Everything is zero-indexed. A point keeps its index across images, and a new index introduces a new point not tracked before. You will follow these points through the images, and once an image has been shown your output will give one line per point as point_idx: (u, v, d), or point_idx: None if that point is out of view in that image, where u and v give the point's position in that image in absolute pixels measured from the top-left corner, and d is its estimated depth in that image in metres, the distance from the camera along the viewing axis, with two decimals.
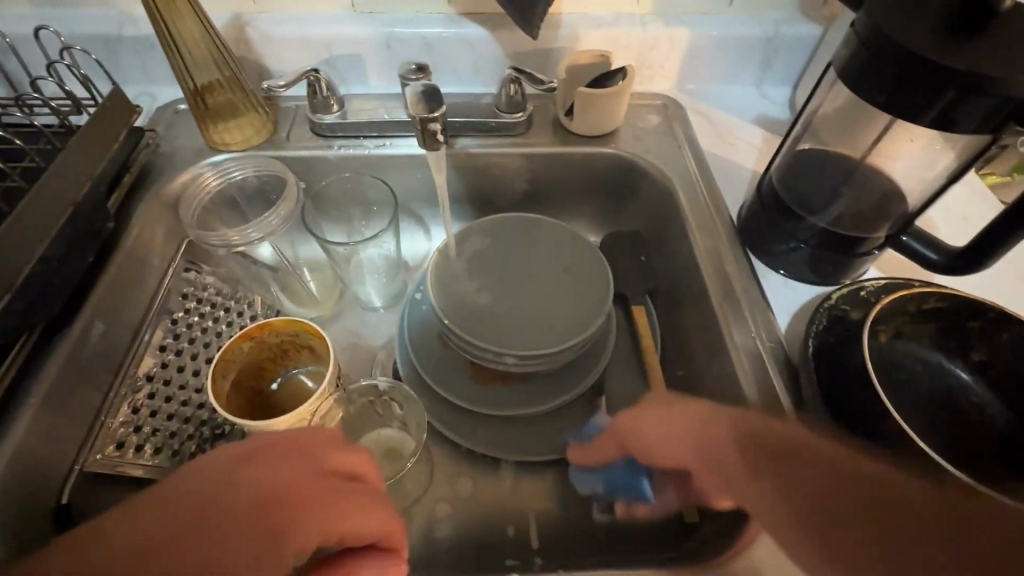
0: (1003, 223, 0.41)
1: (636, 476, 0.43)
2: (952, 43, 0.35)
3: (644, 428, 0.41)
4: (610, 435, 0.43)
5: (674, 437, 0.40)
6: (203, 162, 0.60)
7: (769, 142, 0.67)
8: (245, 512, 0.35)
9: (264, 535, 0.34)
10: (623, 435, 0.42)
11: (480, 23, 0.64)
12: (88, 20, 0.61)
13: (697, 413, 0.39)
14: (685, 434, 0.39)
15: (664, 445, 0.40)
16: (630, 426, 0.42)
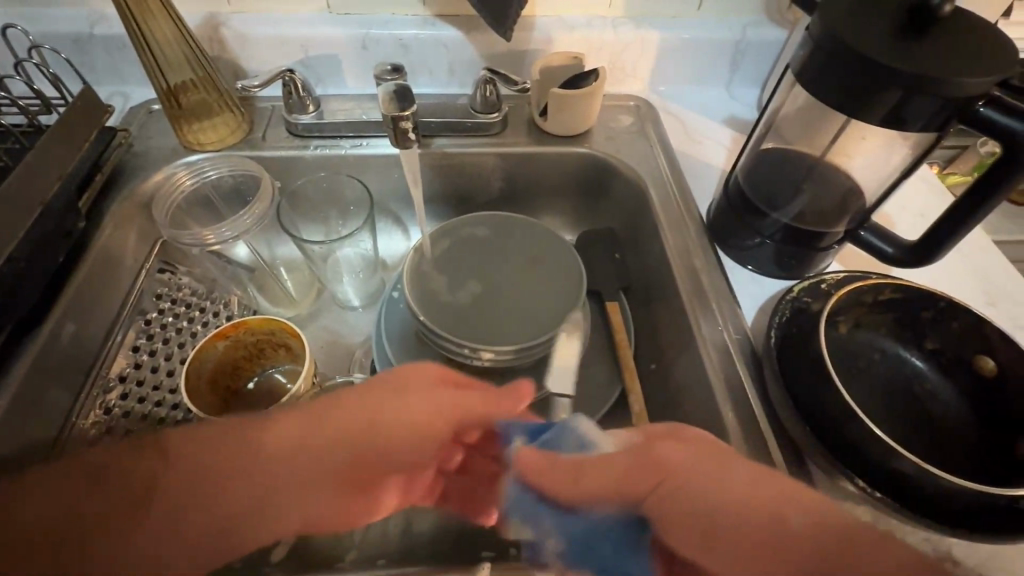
0: (955, 212, 0.43)
1: (636, 562, 0.34)
2: (898, 46, 0.37)
3: (675, 483, 0.32)
4: (621, 475, 0.33)
5: (699, 495, 0.31)
6: (177, 162, 0.60)
7: (737, 142, 0.69)
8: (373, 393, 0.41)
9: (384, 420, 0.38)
10: (645, 475, 0.33)
11: (455, 24, 0.65)
12: (58, 19, 0.61)
13: (735, 479, 0.31)
14: (716, 504, 0.31)
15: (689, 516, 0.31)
16: (657, 466, 0.33)
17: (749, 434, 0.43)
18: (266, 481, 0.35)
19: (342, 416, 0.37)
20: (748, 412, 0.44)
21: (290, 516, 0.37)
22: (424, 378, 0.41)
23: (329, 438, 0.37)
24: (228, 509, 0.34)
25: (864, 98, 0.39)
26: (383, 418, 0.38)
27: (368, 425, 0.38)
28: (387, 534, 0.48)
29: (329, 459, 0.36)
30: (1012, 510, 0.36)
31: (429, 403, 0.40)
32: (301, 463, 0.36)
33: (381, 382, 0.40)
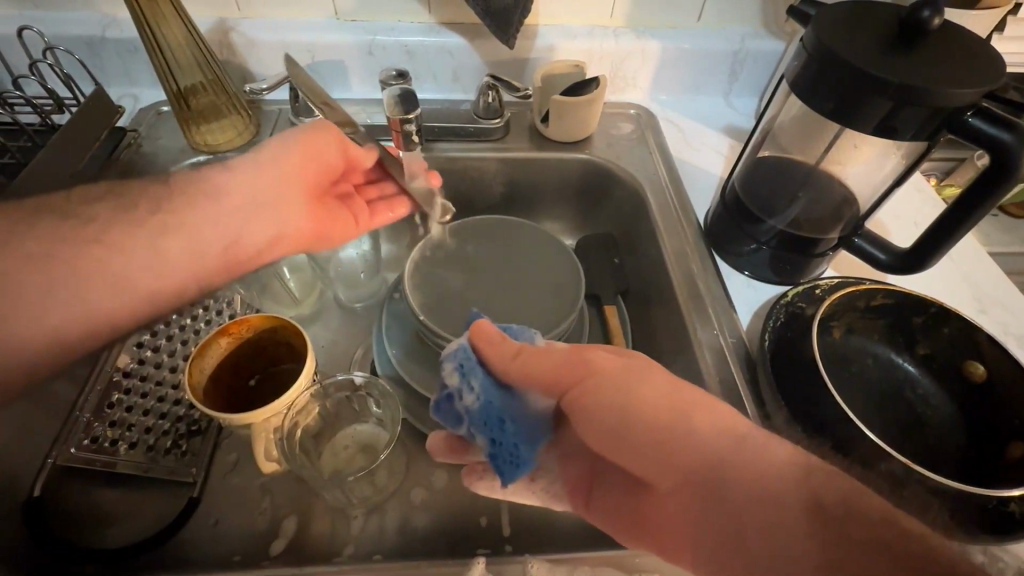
0: (954, 214, 0.43)
1: (528, 450, 0.37)
2: (889, 58, 0.38)
3: (593, 379, 0.37)
4: (558, 365, 0.37)
5: (620, 401, 0.36)
6: (184, 163, 0.61)
7: (735, 150, 0.70)
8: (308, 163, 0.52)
9: (322, 167, 0.53)
10: (581, 372, 0.37)
11: (459, 32, 0.66)
12: (70, 22, 0.62)
13: (658, 388, 0.36)
14: (624, 410, 0.36)
15: (603, 409, 0.36)
16: (579, 365, 0.37)
17: None
18: (260, 195, 0.49)
19: (284, 160, 0.50)
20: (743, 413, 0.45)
21: (277, 223, 0.51)
22: (334, 140, 0.53)
23: (269, 170, 0.50)
24: (208, 216, 0.47)
25: (857, 107, 0.40)
26: (303, 153, 0.51)
27: (295, 155, 0.51)
28: (385, 533, 0.48)
29: (282, 177, 0.50)
30: (1000, 514, 0.36)
31: (318, 140, 0.51)
32: (269, 180, 0.49)
33: (290, 143, 0.50)
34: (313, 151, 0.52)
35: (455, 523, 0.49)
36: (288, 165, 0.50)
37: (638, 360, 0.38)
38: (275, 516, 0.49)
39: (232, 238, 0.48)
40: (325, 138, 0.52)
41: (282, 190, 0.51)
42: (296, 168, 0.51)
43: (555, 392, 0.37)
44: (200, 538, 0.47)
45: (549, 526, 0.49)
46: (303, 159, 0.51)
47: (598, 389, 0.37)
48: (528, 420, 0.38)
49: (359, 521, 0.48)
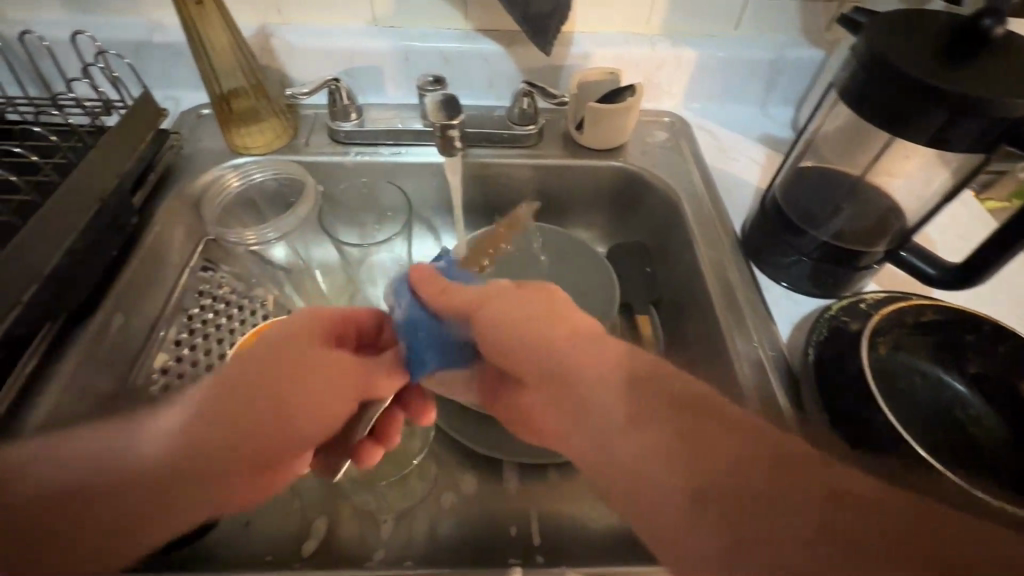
0: (1016, 226, 0.41)
1: (436, 357, 0.43)
2: (947, 69, 0.37)
3: (488, 307, 0.39)
4: (471, 295, 0.40)
5: (515, 314, 0.39)
6: (224, 164, 0.62)
7: (772, 160, 0.69)
8: (283, 389, 0.41)
9: (308, 382, 0.42)
10: (547, 319, 0.38)
11: (495, 39, 0.67)
12: (119, 27, 0.64)
13: (545, 328, 0.38)
14: (542, 335, 0.38)
15: (510, 333, 0.38)
16: (491, 288, 0.40)
17: None
18: (239, 406, 0.39)
19: (265, 392, 0.40)
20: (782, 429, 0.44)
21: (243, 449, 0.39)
22: (326, 352, 0.44)
23: (238, 393, 0.39)
24: (142, 469, 0.35)
25: (909, 117, 0.39)
26: (295, 369, 0.42)
27: (299, 353, 0.42)
28: (413, 538, 0.48)
29: (259, 404, 0.39)
30: None
31: (329, 327, 0.45)
32: (266, 386, 0.40)
33: (284, 352, 0.42)
34: (303, 369, 0.42)
35: (484, 531, 0.49)
36: (263, 387, 0.40)
37: (558, 297, 0.40)
38: (305, 517, 0.49)
39: (189, 459, 0.36)
40: (310, 360, 0.43)
41: (274, 405, 0.40)
42: (266, 395, 0.40)
43: (462, 318, 0.40)
44: (233, 537, 0.47)
45: (581, 537, 0.48)
46: (286, 378, 0.41)
47: (481, 318, 0.39)
48: (425, 337, 0.42)
49: (388, 525, 0.48)
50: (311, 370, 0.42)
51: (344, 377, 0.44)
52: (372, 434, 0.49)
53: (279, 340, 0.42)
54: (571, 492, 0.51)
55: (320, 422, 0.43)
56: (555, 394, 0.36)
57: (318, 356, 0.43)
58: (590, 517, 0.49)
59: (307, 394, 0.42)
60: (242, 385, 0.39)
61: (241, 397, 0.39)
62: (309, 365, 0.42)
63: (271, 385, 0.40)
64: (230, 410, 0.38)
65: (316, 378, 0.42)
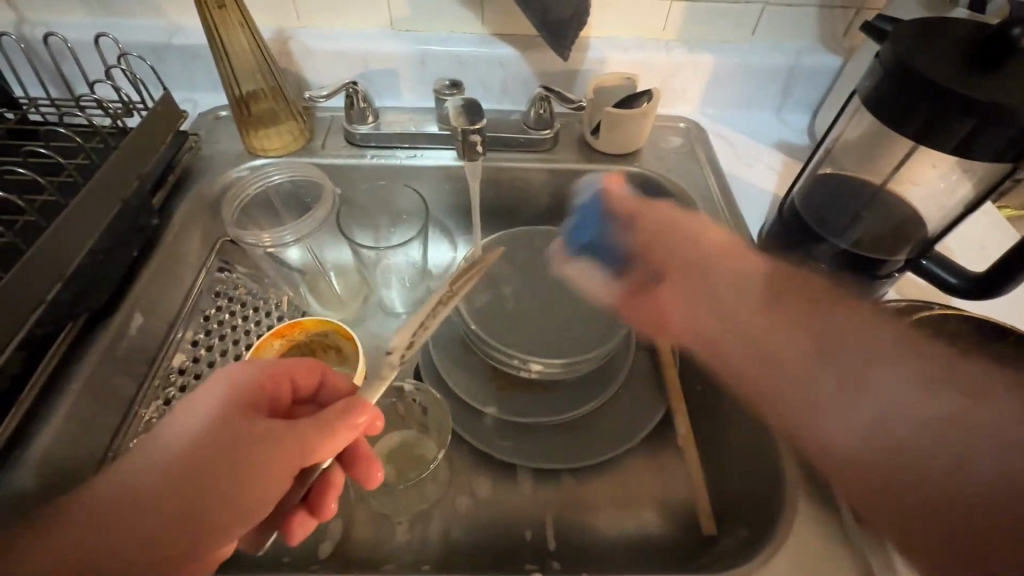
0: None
1: (608, 257, 0.56)
2: (974, 78, 0.37)
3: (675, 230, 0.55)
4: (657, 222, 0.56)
5: (690, 252, 0.54)
6: (242, 166, 0.62)
7: (789, 166, 0.69)
8: (189, 469, 0.37)
9: (220, 455, 0.38)
10: (664, 232, 0.55)
11: (511, 44, 0.67)
12: (139, 30, 0.64)
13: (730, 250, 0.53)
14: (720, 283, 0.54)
15: (677, 227, 0.54)
16: (663, 219, 0.55)
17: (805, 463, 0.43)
18: (144, 507, 0.36)
19: (167, 469, 0.37)
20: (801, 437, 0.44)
21: (152, 554, 0.35)
22: (242, 418, 0.40)
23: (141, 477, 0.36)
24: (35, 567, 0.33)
25: (935, 126, 0.39)
26: (202, 443, 0.38)
27: (213, 432, 0.39)
28: (428, 542, 0.48)
29: (157, 489, 0.36)
30: None
31: (250, 396, 0.43)
32: (174, 481, 0.37)
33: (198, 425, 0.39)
34: (211, 441, 0.38)
35: (500, 537, 0.49)
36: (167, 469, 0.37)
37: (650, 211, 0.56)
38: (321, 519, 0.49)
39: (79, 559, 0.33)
40: (224, 428, 0.39)
41: (183, 500, 0.36)
42: (170, 476, 0.37)
43: (630, 220, 0.55)
44: None
45: (596, 543, 0.48)
46: (195, 456, 0.38)
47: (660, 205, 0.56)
48: (607, 241, 0.56)
49: (405, 528, 0.48)
50: (222, 439, 0.39)
51: (257, 448, 0.39)
52: (307, 503, 0.44)
53: (189, 421, 0.39)
54: (586, 498, 0.51)
55: (237, 500, 0.38)
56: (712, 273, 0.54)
57: (234, 425, 0.40)
58: (606, 524, 0.49)
59: (216, 470, 0.38)
60: (143, 471, 0.37)
61: (144, 483, 0.36)
62: (221, 434, 0.39)
63: (177, 465, 0.37)
64: (130, 496, 0.36)
65: (230, 452, 0.38)
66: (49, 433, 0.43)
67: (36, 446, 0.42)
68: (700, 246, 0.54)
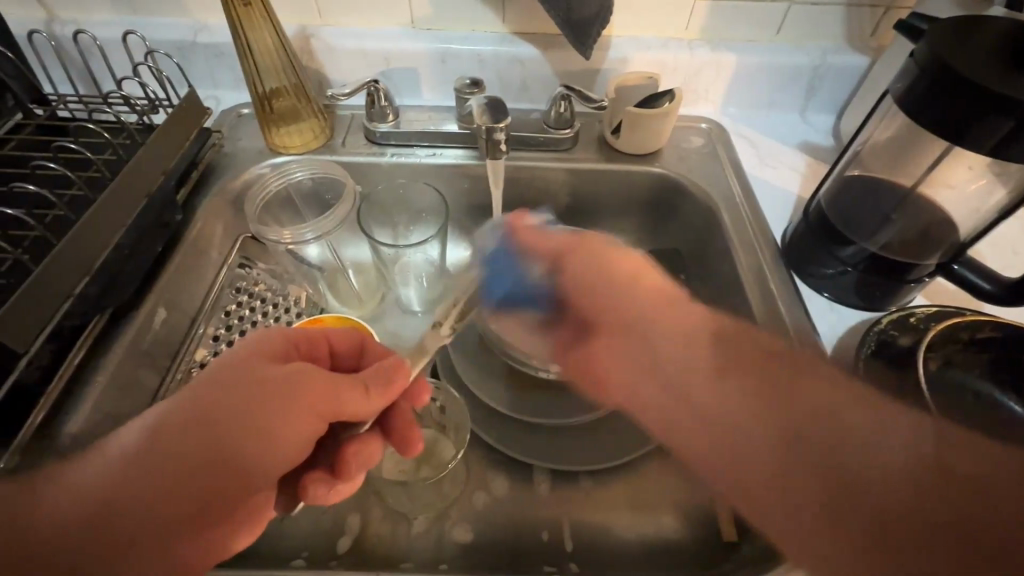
0: None
1: (538, 303, 0.50)
2: (1016, 78, 0.36)
3: (605, 288, 0.46)
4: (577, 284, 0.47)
5: (606, 271, 0.46)
6: (264, 162, 0.63)
7: (812, 168, 0.67)
8: (225, 410, 0.38)
9: (254, 396, 0.39)
10: (623, 283, 0.46)
11: (533, 43, 0.66)
12: (166, 27, 0.65)
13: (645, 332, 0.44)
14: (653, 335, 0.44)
15: (608, 306, 0.46)
16: (569, 262, 0.47)
17: None
18: (174, 445, 0.36)
19: (202, 407, 0.37)
20: None
21: (181, 494, 0.35)
22: (270, 362, 0.42)
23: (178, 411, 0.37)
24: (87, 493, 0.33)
25: (970, 127, 0.38)
26: (234, 384, 0.39)
27: (250, 372, 0.40)
28: (445, 540, 0.48)
29: (198, 421, 0.37)
30: None
31: (284, 351, 0.44)
32: (208, 419, 0.37)
33: (228, 366, 0.40)
34: (244, 379, 0.40)
35: (517, 537, 0.48)
36: (200, 407, 0.37)
37: (592, 241, 0.47)
38: (338, 514, 0.49)
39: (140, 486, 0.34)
40: (256, 372, 0.40)
41: (214, 439, 0.37)
42: (208, 413, 0.37)
43: (555, 264, 0.47)
44: (266, 532, 0.48)
45: (613, 546, 0.48)
46: (228, 394, 0.38)
47: (591, 262, 0.46)
48: (528, 285, 0.48)
49: (422, 527, 0.48)
50: (253, 381, 0.40)
51: (290, 388, 0.40)
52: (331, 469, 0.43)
53: (226, 365, 0.40)
54: (604, 501, 0.50)
55: (280, 437, 0.39)
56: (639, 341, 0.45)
57: (264, 369, 0.41)
58: (623, 527, 0.49)
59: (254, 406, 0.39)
60: (181, 407, 0.37)
61: (181, 417, 0.37)
62: (253, 375, 0.40)
63: (213, 404, 0.38)
64: (170, 431, 0.36)
65: (266, 393, 0.39)
66: (74, 422, 0.43)
67: (64, 436, 0.42)
68: (633, 319, 0.45)
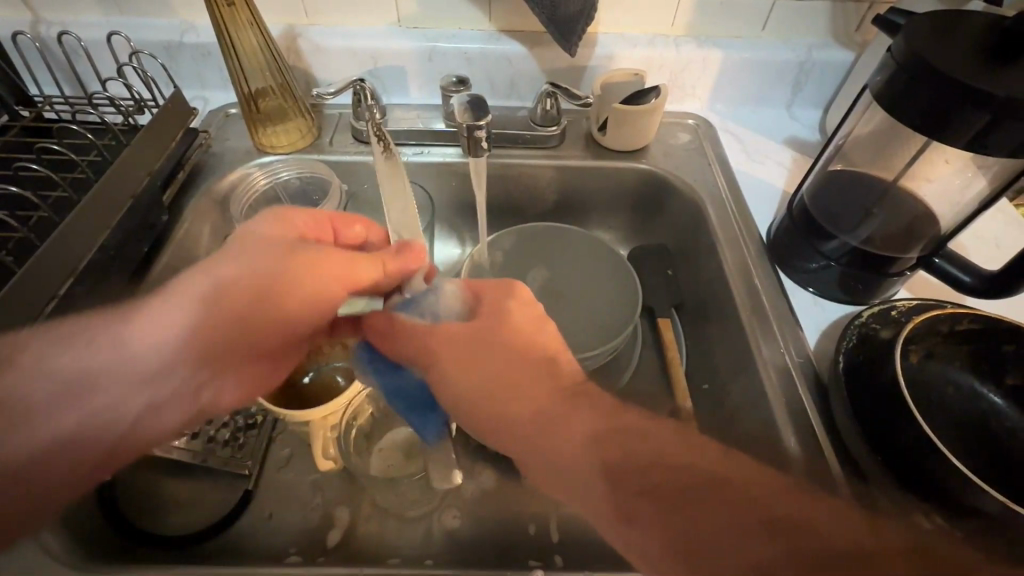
0: None
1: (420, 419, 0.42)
2: (988, 72, 0.36)
3: (444, 354, 0.38)
4: (424, 339, 0.39)
5: (473, 376, 0.36)
6: (251, 163, 0.63)
7: (799, 162, 0.68)
8: (287, 299, 0.43)
9: (313, 287, 0.43)
10: (516, 353, 0.37)
11: (519, 41, 0.67)
12: (152, 28, 0.65)
13: (477, 375, 0.36)
14: (473, 377, 0.36)
15: (491, 408, 0.36)
16: (436, 347, 0.38)
17: (813, 461, 0.43)
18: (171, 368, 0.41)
19: (268, 289, 0.42)
20: (809, 435, 0.44)
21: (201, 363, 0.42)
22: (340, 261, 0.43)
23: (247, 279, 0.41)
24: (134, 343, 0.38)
25: (948, 120, 0.38)
26: (303, 264, 0.43)
27: (313, 271, 0.43)
28: (431, 536, 0.48)
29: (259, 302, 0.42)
30: None
31: (327, 306, 0.44)
32: (265, 301, 0.42)
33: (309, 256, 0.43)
34: (316, 269, 0.43)
35: (504, 531, 0.49)
36: (264, 288, 0.42)
37: (406, 327, 0.40)
38: (327, 510, 0.50)
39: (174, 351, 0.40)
40: (321, 269, 0.43)
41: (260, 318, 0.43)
42: (273, 289, 0.42)
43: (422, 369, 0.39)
44: (257, 528, 0.48)
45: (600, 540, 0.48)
46: (296, 287, 0.43)
47: (446, 377, 0.37)
48: (412, 396, 0.41)
49: (410, 523, 0.49)
50: (326, 265, 0.43)
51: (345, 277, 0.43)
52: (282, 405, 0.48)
53: (306, 259, 0.43)
54: None
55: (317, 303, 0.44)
56: (477, 400, 0.36)
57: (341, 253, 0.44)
58: None
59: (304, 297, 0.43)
60: (251, 277, 0.41)
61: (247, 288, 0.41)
62: (319, 267, 0.43)
63: (276, 290, 0.42)
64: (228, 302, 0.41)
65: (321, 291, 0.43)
66: None
67: None
68: (517, 388, 0.35)
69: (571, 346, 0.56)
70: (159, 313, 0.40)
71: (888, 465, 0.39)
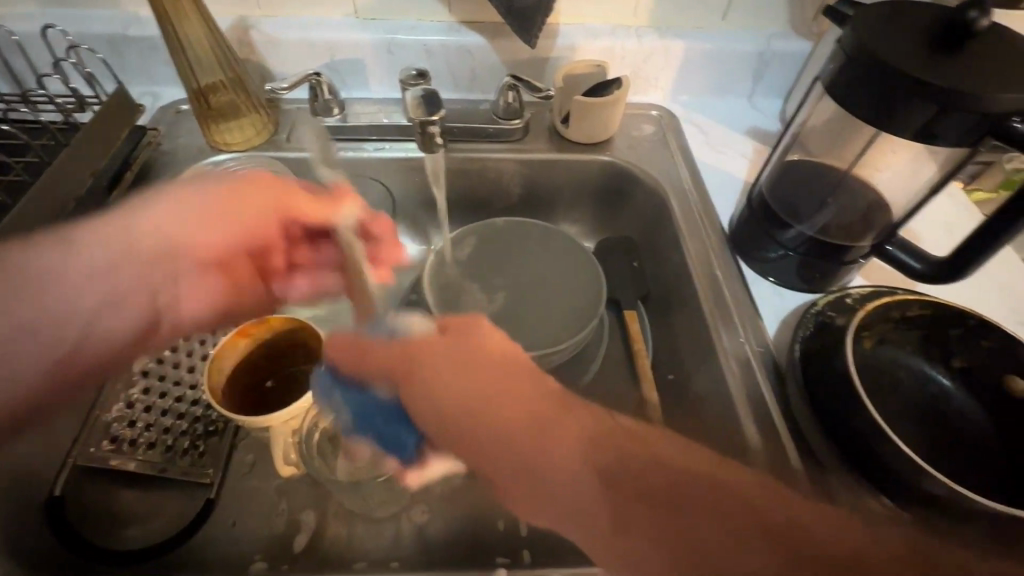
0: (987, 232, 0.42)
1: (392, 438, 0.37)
2: (931, 64, 0.37)
3: (421, 365, 0.36)
4: (396, 347, 0.37)
5: (445, 383, 0.35)
6: (205, 162, 0.61)
7: (760, 153, 0.69)
8: (201, 251, 0.44)
9: (226, 237, 0.45)
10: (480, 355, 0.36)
11: (480, 32, 0.65)
12: (94, 21, 0.62)
13: (439, 369, 0.35)
14: (443, 386, 0.35)
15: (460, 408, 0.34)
16: (416, 360, 0.36)
17: (773, 448, 0.43)
18: (98, 314, 0.41)
19: (188, 237, 0.43)
20: (770, 423, 0.45)
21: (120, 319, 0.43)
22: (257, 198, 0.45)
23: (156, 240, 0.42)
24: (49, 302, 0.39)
25: (894, 112, 0.39)
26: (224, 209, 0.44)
27: (230, 220, 0.45)
28: (400, 538, 0.48)
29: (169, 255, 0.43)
30: None
31: (246, 241, 0.46)
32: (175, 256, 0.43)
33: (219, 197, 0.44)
34: (235, 217, 0.45)
35: (472, 530, 0.49)
36: (176, 243, 0.43)
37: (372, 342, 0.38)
38: (292, 516, 0.49)
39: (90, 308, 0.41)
40: (239, 212, 0.45)
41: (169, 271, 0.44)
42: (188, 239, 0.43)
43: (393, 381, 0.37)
44: (220, 537, 0.47)
45: None
46: (210, 234, 0.44)
47: (422, 378, 0.36)
48: (379, 411, 0.37)
49: (378, 526, 0.48)
50: (234, 219, 0.45)
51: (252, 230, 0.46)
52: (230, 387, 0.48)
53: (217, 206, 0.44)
54: None
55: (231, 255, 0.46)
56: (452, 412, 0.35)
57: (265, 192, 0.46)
58: None
59: (219, 241, 0.45)
60: (166, 228, 0.42)
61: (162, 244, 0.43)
62: (241, 215, 0.45)
63: (192, 239, 0.44)
64: (141, 255, 0.42)
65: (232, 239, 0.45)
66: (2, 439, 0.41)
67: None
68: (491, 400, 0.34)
69: (537, 342, 0.56)
70: (69, 250, 0.40)
71: (843, 450, 0.40)
